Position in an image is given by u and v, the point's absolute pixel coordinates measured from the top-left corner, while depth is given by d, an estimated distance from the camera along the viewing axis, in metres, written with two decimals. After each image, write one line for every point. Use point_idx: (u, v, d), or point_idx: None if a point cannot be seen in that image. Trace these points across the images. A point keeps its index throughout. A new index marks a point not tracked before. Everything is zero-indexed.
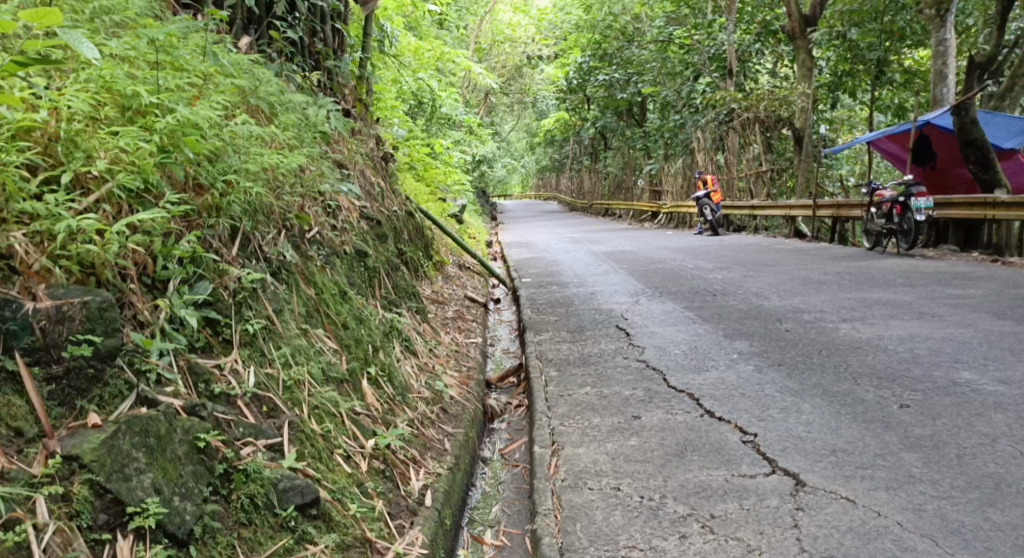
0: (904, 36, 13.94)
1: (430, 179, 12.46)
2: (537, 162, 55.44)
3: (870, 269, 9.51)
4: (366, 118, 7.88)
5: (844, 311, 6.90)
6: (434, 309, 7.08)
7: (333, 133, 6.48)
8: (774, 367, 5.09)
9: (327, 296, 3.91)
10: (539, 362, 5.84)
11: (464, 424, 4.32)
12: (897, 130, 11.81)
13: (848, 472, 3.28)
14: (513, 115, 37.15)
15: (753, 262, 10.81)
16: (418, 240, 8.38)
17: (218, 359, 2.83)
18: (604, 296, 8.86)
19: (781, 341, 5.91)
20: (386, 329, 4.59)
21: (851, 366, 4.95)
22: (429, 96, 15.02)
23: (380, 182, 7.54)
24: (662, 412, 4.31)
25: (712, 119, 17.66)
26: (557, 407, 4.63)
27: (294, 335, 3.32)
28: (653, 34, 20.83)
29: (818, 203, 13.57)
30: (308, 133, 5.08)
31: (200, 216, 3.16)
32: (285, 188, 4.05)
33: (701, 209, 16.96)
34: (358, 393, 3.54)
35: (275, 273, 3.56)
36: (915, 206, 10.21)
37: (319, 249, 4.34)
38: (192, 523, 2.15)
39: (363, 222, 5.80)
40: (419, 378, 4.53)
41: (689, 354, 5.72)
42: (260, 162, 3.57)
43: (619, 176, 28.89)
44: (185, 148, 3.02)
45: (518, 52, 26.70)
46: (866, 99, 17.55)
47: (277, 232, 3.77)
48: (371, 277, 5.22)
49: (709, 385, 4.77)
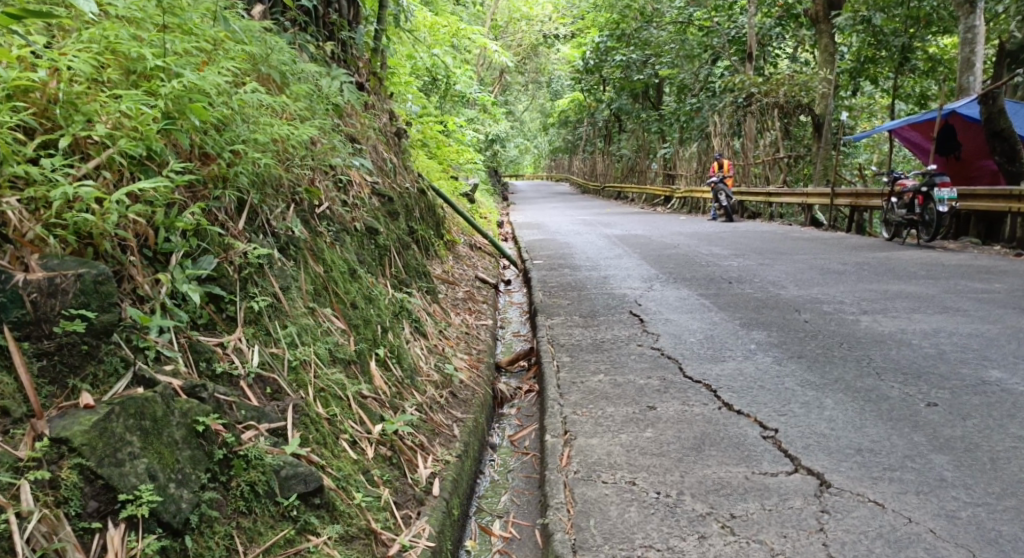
0: (930, 22, 13.62)
1: (442, 157, 12.29)
2: (550, 143, 55.08)
3: (889, 260, 9.32)
4: (379, 92, 7.73)
5: (864, 303, 6.73)
6: (445, 289, 6.95)
7: (346, 107, 6.34)
8: (794, 359, 4.95)
9: (336, 274, 3.79)
10: (550, 347, 5.71)
11: (474, 410, 4.21)
12: (920, 119, 11.55)
13: (874, 473, 3.15)
14: (527, 94, 36.79)
15: (769, 250, 10.63)
16: (430, 219, 8.24)
17: (221, 338, 2.72)
18: (617, 280, 8.71)
19: (800, 332, 5.76)
20: (396, 309, 4.47)
21: (874, 360, 4.80)
22: (443, 73, 14.82)
23: (392, 158, 7.40)
24: (678, 403, 4.18)
25: (730, 103, 17.38)
26: (569, 394, 4.50)
27: (300, 314, 3.20)
28: (672, 15, 20.50)
29: (836, 191, 13.33)
30: (321, 105, 4.93)
31: (206, 186, 3.02)
32: (295, 162, 3.92)
33: (716, 195, 16.74)
34: (367, 376, 3.42)
35: (284, 249, 3.44)
36: (938, 197, 9.96)
37: (329, 225, 4.21)
38: (189, 512, 2.04)
39: (374, 198, 5.67)
40: (428, 360, 4.41)
41: (705, 343, 5.58)
42: (270, 133, 3.43)
43: (633, 159, 28.60)
44: (191, 115, 2.88)
45: (535, 31, 25.64)
46: (888, 86, 17.22)
47: (286, 207, 3.65)
48: (382, 256, 5.09)
49: (727, 377, 4.64)
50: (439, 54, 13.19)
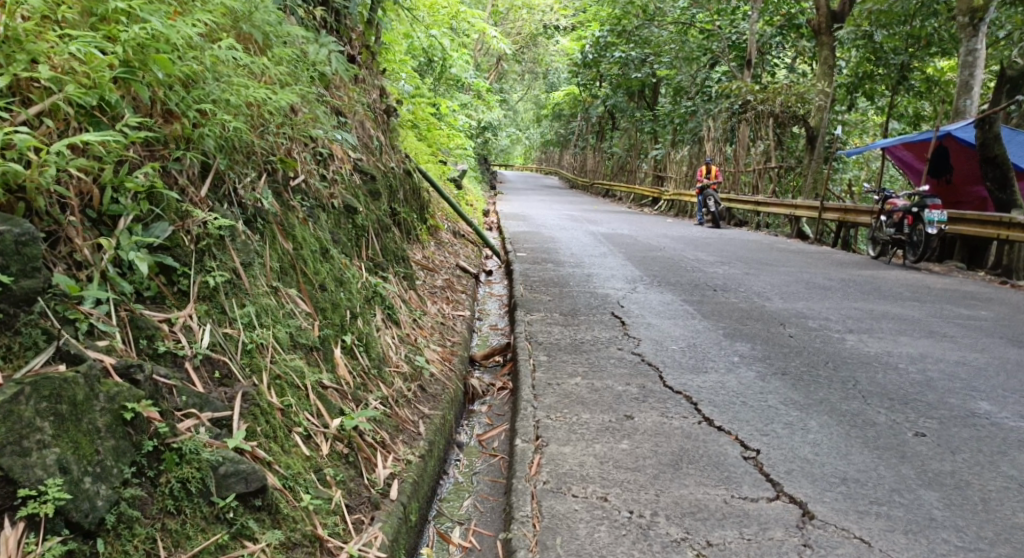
0: (931, 42, 13.49)
1: (432, 140, 12.02)
2: (542, 135, 54.71)
3: (876, 279, 9.19)
4: (368, 66, 7.48)
5: (850, 321, 6.57)
6: (423, 276, 6.73)
7: (333, 78, 6.09)
8: (778, 375, 4.76)
9: (305, 252, 3.56)
10: (528, 344, 5.50)
11: (443, 406, 3.99)
12: (915, 138, 11.39)
13: (861, 507, 2.96)
14: (522, 84, 36.45)
15: (755, 260, 10.48)
16: (413, 202, 8.00)
17: (169, 314, 2.48)
18: (601, 279, 8.53)
19: (784, 347, 5.58)
20: (368, 294, 4.23)
21: (860, 383, 4.63)
22: (440, 55, 14.54)
23: (379, 136, 7.15)
24: (656, 414, 3.98)
25: (725, 109, 17.21)
26: (543, 397, 4.29)
27: (261, 294, 2.95)
28: (674, 15, 20.28)
29: (825, 206, 13.19)
30: (304, 73, 4.67)
31: (166, 145, 2.79)
32: (271, 129, 3.69)
33: (704, 200, 16.58)
34: (329, 364, 3.19)
35: (250, 222, 3.20)
36: (928, 218, 9.81)
37: (303, 199, 3.96)
38: (105, 511, 1.81)
39: (356, 176, 5.41)
40: (399, 350, 4.18)
41: (687, 351, 5.39)
42: (244, 95, 3.20)
43: (624, 158, 28.39)
44: (155, 65, 2.64)
45: (535, 19, 25.57)
46: (884, 104, 17.10)
47: (258, 176, 3.42)
48: (358, 237, 4.85)
49: (709, 389, 4.44)
50: (438, 36, 12.91)
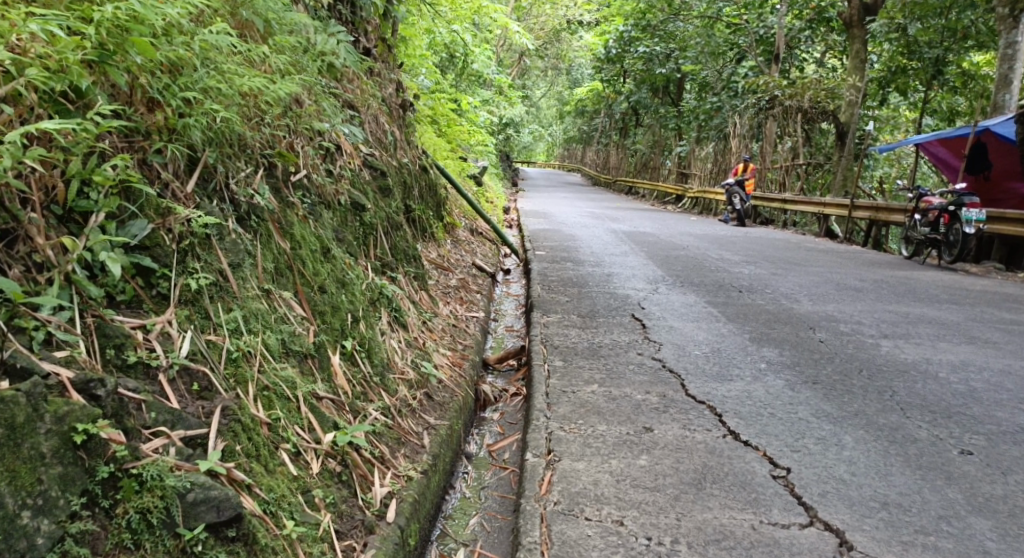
0: (968, 36, 13.04)
1: (452, 135, 11.81)
2: (566, 131, 54.27)
3: (909, 280, 8.83)
4: (383, 59, 7.28)
5: (884, 325, 6.26)
6: (436, 275, 6.52)
7: (344, 70, 5.88)
8: (808, 385, 4.48)
9: (304, 253, 3.36)
10: (542, 348, 5.27)
11: (450, 414, 3.77)
12: (951, 134, 10.98)
13: (904, 537, 2.71)
14: (544, 79, 36.17)
15: (782, 260, 10.17)
16: (429, 199, 7.79)
17: (146, 320, 2.28)
18: (621, 279, 8.26)
19: (815, 354, 5.28)
20: (373, 296, 4.02)
21: (898, 393, 4.34)
22: (461, 50, 14.35)
23: (394, 131, 6.93)
24: (677, 426, 3.73)
25: (752, 104, 16.83)
26: (557, 406, 4.05)
27: (251, 297, 2.74)
28: (701, 9, 19.91)
29: (855, 203, 12.78)
30: (311, 63, 4.47)
31: (147, 137, 2.60)
32: (270, 121, 3.49)
33: (730, 197, 16.20)
34: (326, 373, 2.98)
35: (242, 220, 3.00)
36: (965, 217, 9.42)
37: (304, 196, 3.76)
38: (46, 550, 1.65)
39: (366, 172, 5.20)
40: (405, 355, 3.96)
41: (711, 357, 5.12)
42: (238, 84, 3.01)
43: (647, 155, 28.00)
44: (132, 49, 2.47)
45: (558, 15, 25.27)
46: (917, 99, 16.61)
47: (254, 171, 3.23)
48: (366, 236, 4.64)
49: (734, 399, 4.18)
50: (459, 31, 12.70)
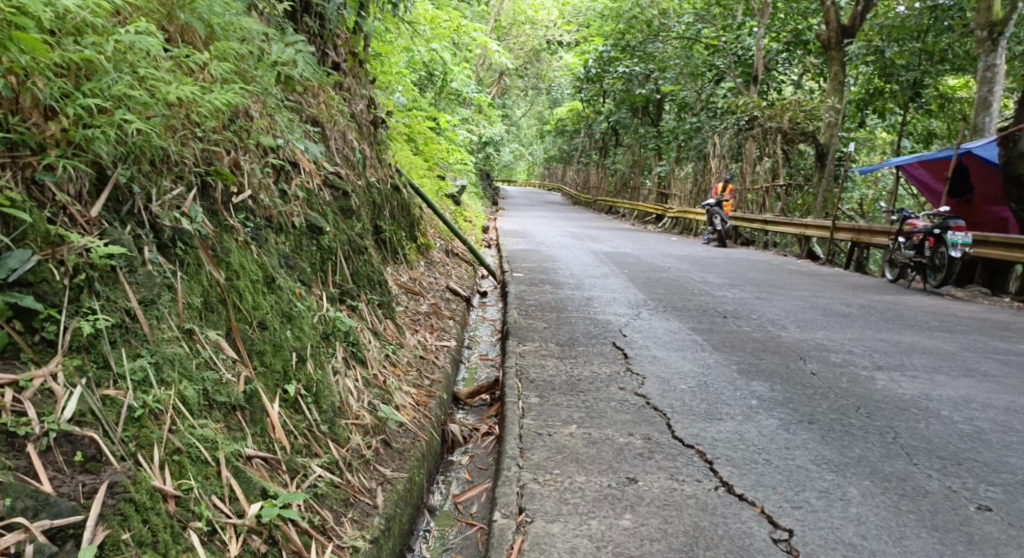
0: (946, 59, 12.91)
1: (429, 154, 11.45)
2: (547, 151, 54.11)
3: (898, 305, 8.54)
4: (353, 76, 6.93)
5: (877, 356, 5.92)
6: (405, 301, 6.11)
7: (305, 84, 5.50)
8: (804, 425, 4.11)
9: (241, 284, 2.94)
10: (517, 382, 4.86)
11: (411, 465, 3.35)
12: (932, 157, 10.71)
13: None
14: (524, 99, 35.97)
15: (766, 283, 9.85)
16: (401, 220, 7.41)
17: (19, 375, 1.91)
18: (602, 303, 7.89)
19: (808, 388, 4.92)
20: (325, 330, 3.59)
21: (902, 435, 3.98)
22: (440, 68, 14.04)
23: (363, 148, 6.54)
24: (664, 477, 3.33)
25: (730, 125, 16.62)
26: (532, 452, 3.64)
27: (166, 339, 2.32)
28: (679, 30, 19.79)
29: (838, 225, 12.52)
30: (262, 73, 4.07)
31: (38, 152, 2.23)
32: (207, 134, 3.10)
33: (710, 217, 15.87)
34: (258, 426, 2.55)
35: (163, 247, 2.59)
36: (952, 240, 9.16)
37: (247, 219, 3.35)
38: None
39: (326, 192, 4.79)
40: (361, 397, 3.54)
41: (698, 393, 4.73)
42: (162, 94, 2.63)
43: (626, 175, 27.79)
44: (15, 46, 2.13)
45: (538, 35, 25.11)
46: (894, 121, 16.47)
47: (183, 193, 2.83)
48: (323, 261, 4.23)
49: (725, 442, 3.80)
50: (438, 49, 12.38)
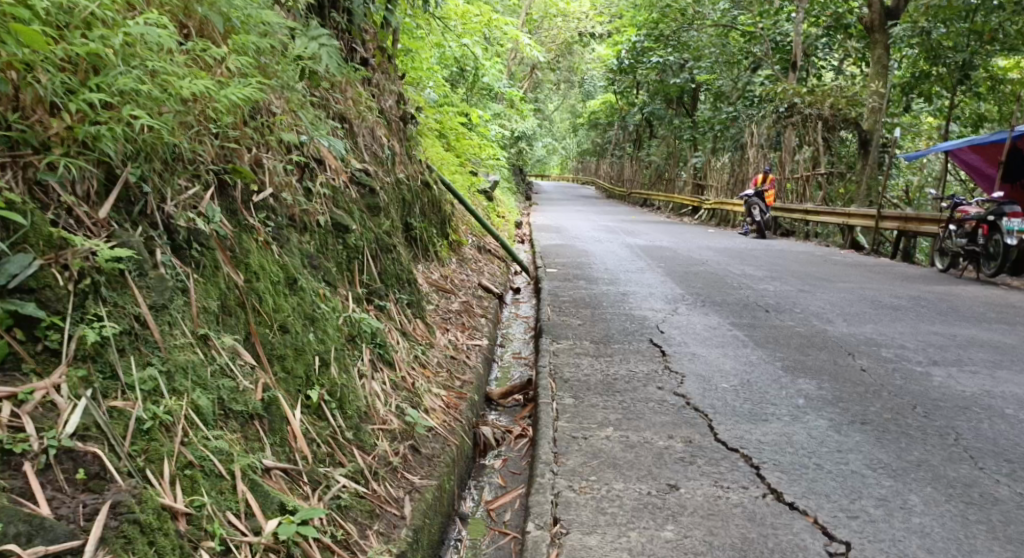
0: (996, 39, 12.42)
1: (461, 150, 11.31)
2: (580, 144, 53.73)
3: (950, 296, 8.22)
4: (382, 72, 6.81)
5: (931, 350, 5.67)
6: (436, 299, 5.99)
7: (332, 79, 5.40)
8: (857, 426, 3.91)
9: (261, 286, 2.82)
10: (551, 382, 4.69)
11: (440, 472, 3.21)
12: (984, 140, 10.31)
13: None
14: (557, 92, 35.69)
15: (808, 275, 9.55)
16: (432, 216, 7.30)
17: (19, 389, 1.81)
18: (638, 298, 7.69)
19: (858, 386, 4.71)
20: (350, 332, 3.47)
21: (963, 437, 3.79)
22: (471, 64, 13.89)
23: (393, 145, 6.43)
24: (708, 483, 3.18)
25: (769, 114, 16.25)
26: (567, 456, 3.49)
27: (178, 346, 2.19)
28: (715, 17, 19.39)
29: (883, 213, 12.13)
30: (286, 68, 3.96)
31: (40, 151, 2.14)
32: (225, 130, 2.99)
33: (749, 208, 15.52)
34: (278, 436, 2.42)
35: (178, 248, 2.48)
36: (1007, 228, 8.81)
37: (268, 218, 3.23)
38: None
39: (353, 189, 4.67)
40: (388, 401, 3.42)
41: (741, 392, 4.53)
42: (176, 90, 2.53)
43: (662, 166, 27.40)
44: (14, 39, 2.03)
45: (570, 27, 24.83)
46: (940, 105, 15.96)
47: (200, 192, 2.73)
48: (349, 260, 4.11)
49: (771, 445, 3.62)
50: (469, 44, 12.23)
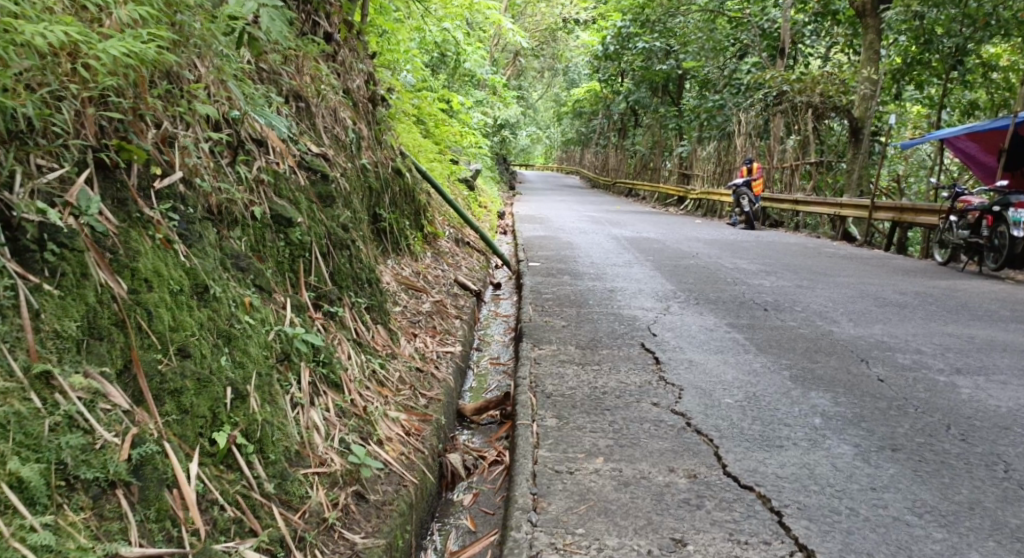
0: (989, 24, 11.44)
1: (441, 137, 10.63)
2: (565, 133, 53.11)
3: (959, 291, 7.65)
4: (346, 48, 6.10)
5: (951, 355, 5.08)
6: (403, 299, 5.35)
7: (282, 51, 4.71)
8: (889, 454, 3.32)
9: (155, 296, 2.18)
10: (532, 398, 4.06)
11: (392, 524, 2.58)
12: (984, 127, 9.72)
13: None
14: (540, 80, 35.00)
15: (806, 268, 8.95)
16: (404, 206, 6.64)
17: None
18: (626, 296, 7.08)
19: (880, 400, 4.12)
20: (283, 350, 2.81)
21: (1016, 469, 3.20)
22: (454, 50, 13.18)
23: (359, 128, 5.76)
24: (721, 537, 2.59)
25: (758, 101, 15.67)
26: (550, 499, 2.87)
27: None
28: (701, 2, 18.72)
29: (876, 203, 11.51)
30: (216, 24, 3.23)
31: None
32: (111, 94, 2.34)
33: (737, 198, 14.97)
34: (153, 507, 1.84)
35: (20, 251, 1.89)
36: (1015, 217, 8.23)
37: (175, 208, 2.56)
38: None
39: (301, 175, 3.99)
40: (330, 435, 2.78)
41: (749, 408, 3.93)
42: (15, 35, 1.91)
43: (647, 156, 26.83)
44: None
45: (553, 14, 24.19)
46: (931, 92, 15.39)
47: (66, 174, 2.11)
48: (291, 258, 3.45)
49: (790, 480, 3.03)
50: (451, 28, 11.47)
